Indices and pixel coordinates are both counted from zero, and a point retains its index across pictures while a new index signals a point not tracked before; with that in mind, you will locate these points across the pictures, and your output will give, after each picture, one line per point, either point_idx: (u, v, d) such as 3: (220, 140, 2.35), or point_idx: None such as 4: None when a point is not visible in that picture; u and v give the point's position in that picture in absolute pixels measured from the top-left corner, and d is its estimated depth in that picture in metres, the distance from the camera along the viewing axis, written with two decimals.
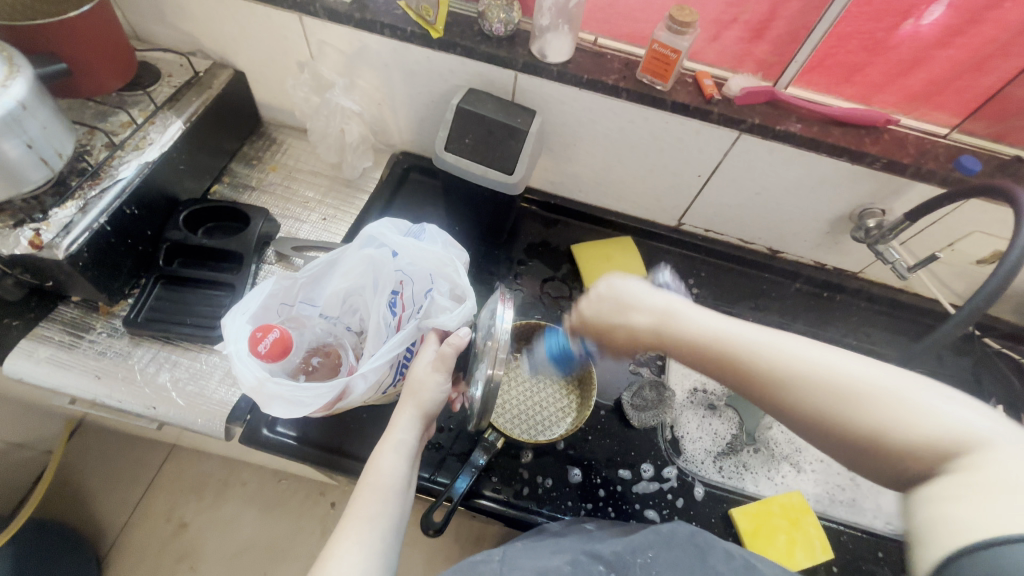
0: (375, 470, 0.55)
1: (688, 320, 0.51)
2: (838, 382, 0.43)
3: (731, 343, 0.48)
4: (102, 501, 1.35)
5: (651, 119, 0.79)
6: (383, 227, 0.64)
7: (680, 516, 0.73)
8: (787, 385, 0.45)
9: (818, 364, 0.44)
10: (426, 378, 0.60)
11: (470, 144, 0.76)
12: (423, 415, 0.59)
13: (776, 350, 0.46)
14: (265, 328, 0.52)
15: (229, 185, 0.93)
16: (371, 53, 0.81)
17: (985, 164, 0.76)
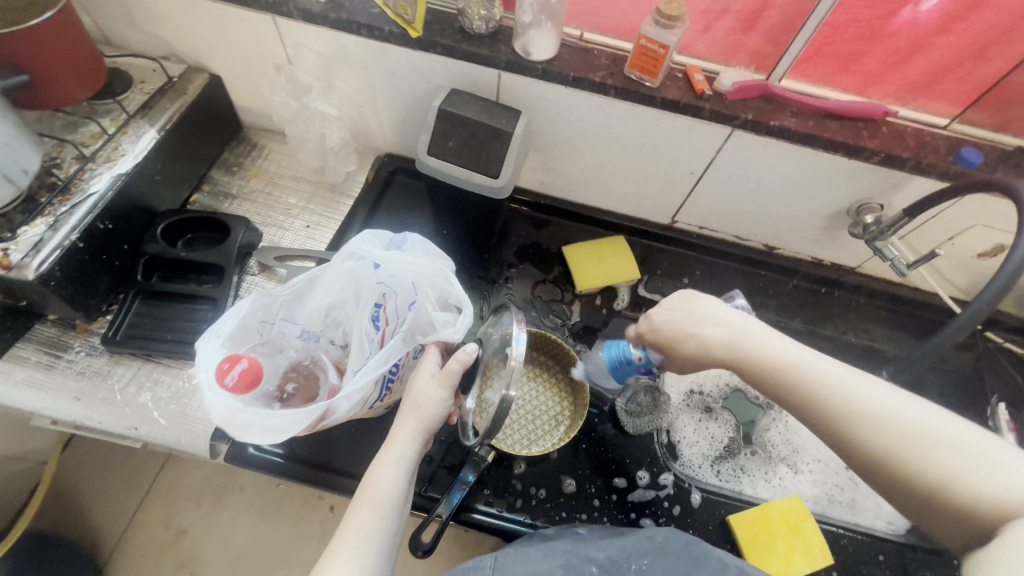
0: (374, 484, 0.53)
1: (765, 345, 0.50)
2: (914, 429, 0.42)
3: (807, 374, 0.47)
4: (97, 509, 1.26)
5: (641, 116, 0.76)
6: (362, 239, 0.61)
7: (676, 525, 0.72)
8: (861, 422, 0.43)
9: (896, 408, 0.43)
10: (429, 392, 0.58)
11: (453, 147, 0.73)
12: (424, 426, 0.56)
13: (852, 387, 0.45)
14: (231, 359, 0.51)
15: (209, 193, 0.90)
16: (350, 54, 0.78)
17: (987, 154, 0.73)
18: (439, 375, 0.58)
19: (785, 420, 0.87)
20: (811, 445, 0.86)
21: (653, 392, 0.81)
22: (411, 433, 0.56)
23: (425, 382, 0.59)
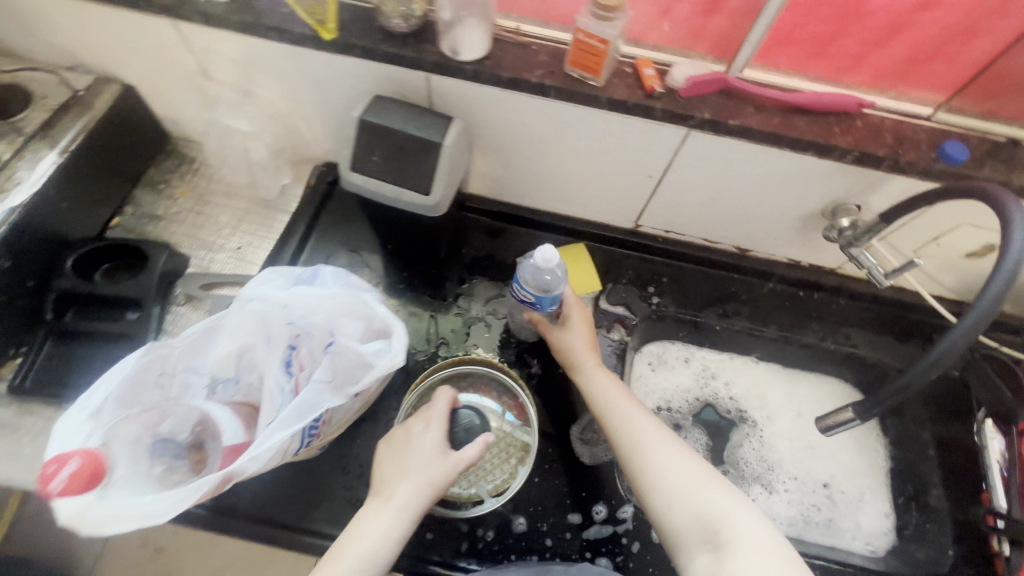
0: (362, 533, 0.54)
1: (601, 386, 0.66)
2: (668, 468, 0.57)
3: (617, 411, 0.63)
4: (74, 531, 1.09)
5: (588, 118, 0.68)
6: (263, 278, 0.55)
7: (635, 563, 0.67)
8: (638, 454, 0.58)
9: (662, 452, 0.58)
10: (433, 457, 0.59)
11: (378, 162, 0.66)
12: (433, 488, 0.57)
13: (643, 430, 0.60)
14: (59, 459, 0.43)
15: (133, 216, 0.83)
16: (264, 59, 0.70)
17: (976, 147, 0.65)
18: (454, 455, 0.59)
19: (758, 436, 0.83)
20: (786, 461, 0.81)
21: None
22: (417, 493, 0.56)
23: (433, 441, 0.60)
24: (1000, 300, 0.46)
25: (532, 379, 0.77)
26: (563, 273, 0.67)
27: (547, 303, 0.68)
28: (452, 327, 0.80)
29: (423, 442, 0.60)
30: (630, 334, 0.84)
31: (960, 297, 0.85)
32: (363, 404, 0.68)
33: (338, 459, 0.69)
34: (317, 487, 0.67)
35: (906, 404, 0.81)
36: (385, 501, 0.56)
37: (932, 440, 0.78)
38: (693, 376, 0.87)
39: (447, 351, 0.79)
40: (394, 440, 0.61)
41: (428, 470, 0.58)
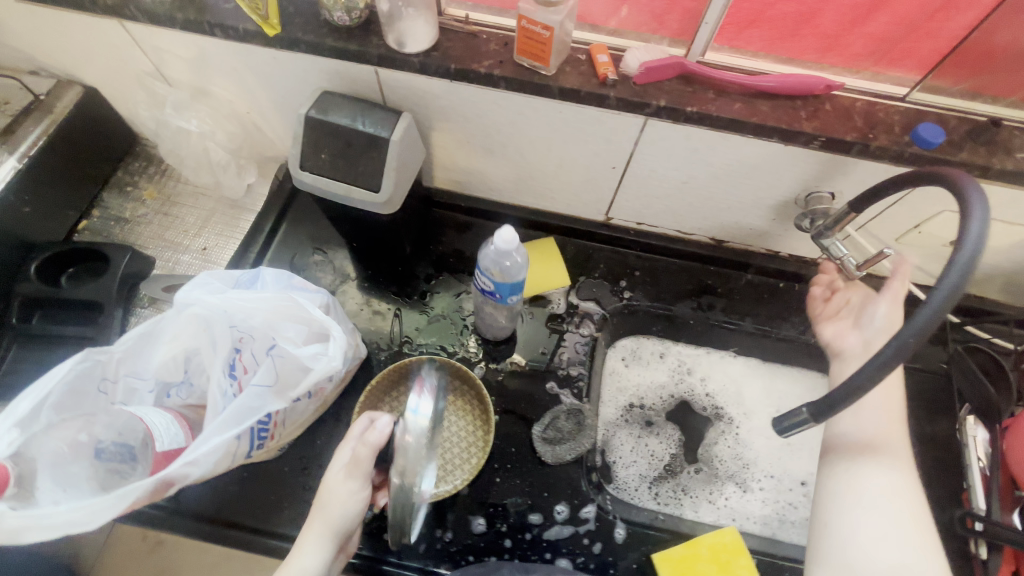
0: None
1: (880, 465, 0.56)
2: (875, 530, 0.53)
3: (883, 483, 0.55)
4: None
5: (543, 108, 0.66)
6: (199, 282, 0.54)
7: (596, 564, 0.66)
8: (842, 506, 0.55)
9: (880, 513, 0.54)
10: (339, 489, 0.56)
11: (327, 160, 0.64)
12: (347, 498, 0.56)
13: (894, 490, 0.55)
14: None
15: (100, 219, 0.83)
16: (215, 58, 0.69)
17: (956, 128, 0.60)
18: (346, 468, 0.56)
19: (734, 435, 0.80)
20: (762, 459, 0.79)
21: (575, 415, 0.75)
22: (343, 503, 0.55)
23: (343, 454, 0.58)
24: (950, 297, 0.41)
25: (499, 374, 0.77)
26: (524, 259, 0.64)
27: (506, 293, 0.65)
28: (416, 325, 0.80)
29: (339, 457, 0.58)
30: (600, 330, 0.82)
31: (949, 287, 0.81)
32: (321, 407, 0.68)
33: (297, 459, 0.69)
34: (277, 488, 0.68)
35: None
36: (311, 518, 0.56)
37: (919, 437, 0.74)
38: (668, 371, 0.84)
39: (411, 348, 0.78)
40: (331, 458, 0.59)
41: (342, 481, 0.56)
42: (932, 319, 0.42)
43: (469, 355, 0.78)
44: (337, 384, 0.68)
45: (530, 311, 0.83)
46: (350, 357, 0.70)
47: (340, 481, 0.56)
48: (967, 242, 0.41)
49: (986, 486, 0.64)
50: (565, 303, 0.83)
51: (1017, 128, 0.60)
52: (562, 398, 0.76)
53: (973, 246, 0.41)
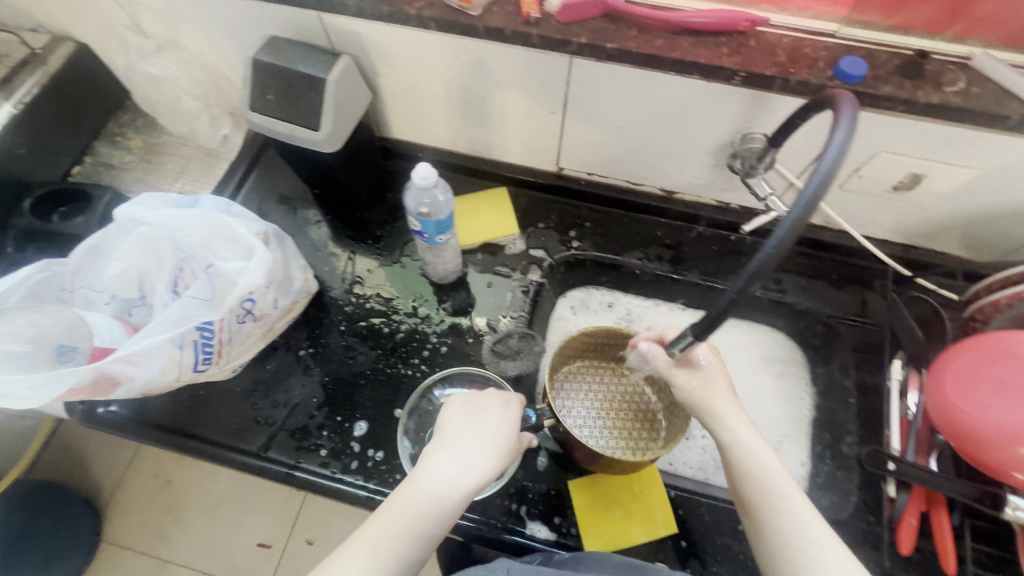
0: (416, 487, 0.51)
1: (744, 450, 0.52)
2: (804, 532, 0.47)
3: (760, 472, 0.50)
4: (95, 462, 1.20)
5: (476, 50, 0.68)
6: (140, 202, 0.61)
7: (516, 489, 0.69)
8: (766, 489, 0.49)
9: (794, 508, 0.48)
10: (496, 422, 0.56)
11: (272, 100, 0.69)
12: (499, 457, 0.54)
13: (779, 479, 0.50)
14: None
15: (92, 165, 0.91)
16: (180, 9, 0.74)
17: (886, 63, 0.59)
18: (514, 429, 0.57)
19: None
20: None
21: (527, 338, 0.80)
22: (490, 457, 0.53)
23: (506, 417, 0.57)
24: (808, 205, 0.40)
25: (443, 316, 0.82)
26: (446, 196, 0.68)
27: (433, 231, 0.68)
28: (367, 267, 0.85)
29: (498, 417, 0.57)
30: (546, 277, 0.85)
31: (904, 241, 0.79)
32: (269, 333, 0.74)
33: (248, 381, 0.76)
34: (228, 406, 0.74)
35: (834, 350, 0.78)
36: (453, 447, 0.53)
37: (853, 388, 0.75)
38: (615, 319, 0.85)
39: (361, 288, 0.83)
40: (471, 401, 0.58)
41: (499, 440, 0.55)
42: (790, 233, 0.41)
43: (417, 296, 0.83)
44: (283, 313, 0.74)
45: (481, 257, 0.86)
46: (298, 289, 0.75)
47: (495, 438, 0.55)
48: (829, 153, 0.42)
49: (904, 433, 0.65)
50: (513, 250, 0.87)
51: (947, 63, 0.58)
52: (504, 328, 0.81)
53: (833, 156, 0.41)
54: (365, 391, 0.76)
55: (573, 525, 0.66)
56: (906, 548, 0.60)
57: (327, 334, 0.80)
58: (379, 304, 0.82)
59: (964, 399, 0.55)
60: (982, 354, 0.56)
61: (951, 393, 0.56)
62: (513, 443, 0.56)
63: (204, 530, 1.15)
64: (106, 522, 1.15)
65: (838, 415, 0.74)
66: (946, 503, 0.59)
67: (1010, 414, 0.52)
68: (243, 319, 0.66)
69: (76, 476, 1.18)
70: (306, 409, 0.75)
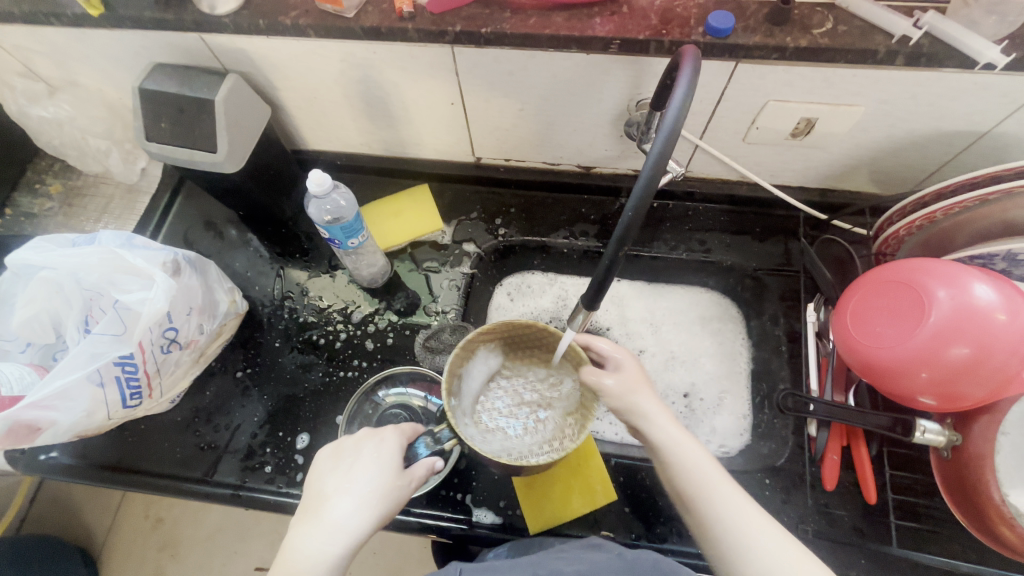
0: (289, 558, 0.46)
1: (681, 447, 0.50)
2: (786, 563, 0.43)
3: (693, 465, 0.49)
4: (85, 511, 1.19)
5: (358, 51, 0.67)
6: (34, 247, 0.62)
7: (460, 480, 0.69)
8: (693, 481, 0.48)
9: (728, 499, 0.47)
10: (373, 471, 0.51)
11: (167, 128, 0.68)
12: (377, 501, 0.50)
13: (709, 470, 0.49)
14: None
15: (12, 217, 0.89)
16: (65, 47, 0.73)
17: (757, 11, 0.58)
18: (398, 475, 0.52)
19: None
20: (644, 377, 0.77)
21: (461, 331, 0.81)
22: (360, 510, 0.49)
23: (380, 458, 0.52)
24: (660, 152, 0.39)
25: (378, 319, 0.82)
26: (349, 198, 0.70)
27: (340, 235, 0.68)
28: (298, 281, 0.86)
29: (371, 461, 0.52)
30: (477, 268, 0.86)
31: (818, 185, 0.79)
32: (201, 358, 0.74)
33: (189, 410, 0.76)
34: (169, 436, 0.75)
35: (763, 302, 0.79)
36: (319, 516, 0.48)
37: (784, 335, 0.76)
38: (551, 299, 0.86)
39: (293, 301, 0.84)
40: (338, 452, 0.53)
41: (373, 488, 0.50)
42: (644, 194, 0.41)
43: (348, 303, 0.84)
44: (212, 337, 0.74)
45: (410, 256, 0.87)
46: (224, 311, 0.75)
47: (373, 485, 0.50)
48: (672, 109, 0.41)
49: (823, 370, 0.68)
50: (442, 246, 0.87)
51: (817, 5, 0.58)
52: (436, 323, 0.82)
53: (676, 106, 0.40)
54: (306, 403, 0.77)
55: (517, 507, 0.68)
56: (833, 484, 0.62)
57: (262, 352, 0.80)
58: (312, 316, 0.83)
59: (866, 334, 0.56)
60: (874, 286, 0.57)
61: (853, 330, 0.57)
62: (394, 485, 0.51)
63: (201, 563, 1.15)
64: (103, 567, 1.16)
65: (773, 364, 0.75)
66: (864, 435, 0.62)
67: (904, 341, 0.53)
68: (168, 347, 0.66)
69: (67, 527, 1.18)
70: (248, 428, 0.75)
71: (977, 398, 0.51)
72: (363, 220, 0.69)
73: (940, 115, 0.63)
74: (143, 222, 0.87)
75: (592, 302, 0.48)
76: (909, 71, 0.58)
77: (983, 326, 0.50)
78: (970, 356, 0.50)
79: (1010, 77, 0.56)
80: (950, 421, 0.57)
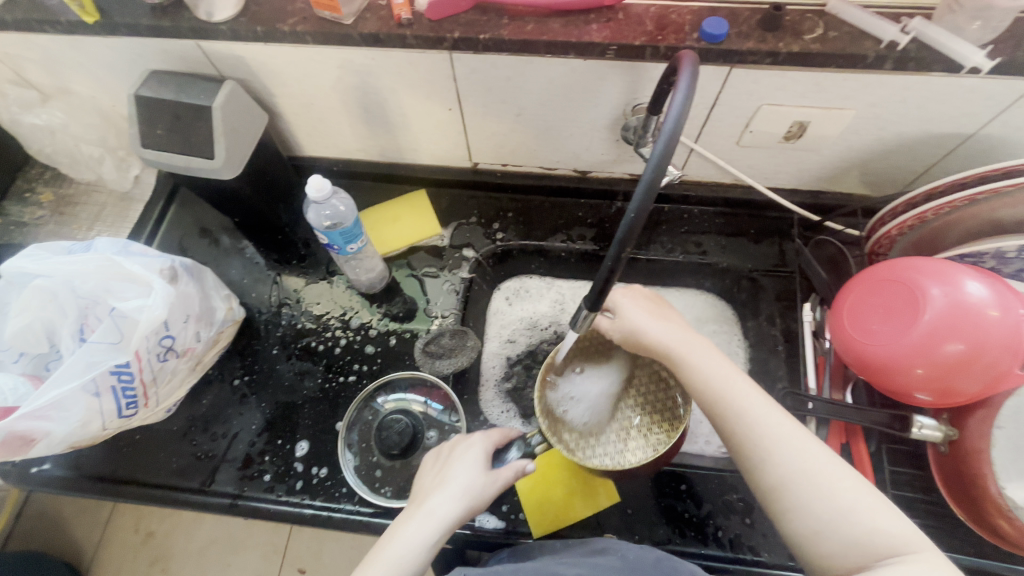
0: (389, 537, 0.50)
1: (702, 365, 0.54)
2: (817, 475, 0.45)
3: (721, 383, 0.52)
4: (73, 525, 1.17)
5: (357, 58, 0.67)
6: (29, 255, 0.61)
7: None
8: (720, 395, 0.52)
9: (756, 408, 0.50)
10: (467, 465, 0.56)
11: (163, 135, 0.68)
12: (468, 497, 0.53)
13: (737, 384, 0.52)
14: None
15: (2, 226, 0.88)
16: (59, 55, 0.73)
17: (749, 18, 0.60)
18: (488, 471, 0.56)
19: None
20: None
21: (460, 335, 0.81)
22: (451, 499, 0.53)
23: (469, 459, 0.57)
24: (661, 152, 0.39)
25: (376, 326, 0.82)
26: (347, 204, 0.70)
27: (339, 240, 0.68)
28: (296, 287, 0.85)
29: (465, 461, 0.57)
30: (475, 272, 0.86)
31: (810, 187, 0.81)
32: (198, 367, 0.73)
33: (184, 420, 0.75)
34: (166, 446, 0.74)
35: (760, 303, 0.80)
36: (420, 507, 0.53)
37: (780, 335, 0.77)
38: (548, 303, 0.87)
39: (290, 308, 0.83)
40: (440, 455, 0.60)
41: (466, 483, 0.54)
42: (646, 196, 0.41)
43: (347, 309, 0.83)
44: (209, 345, 0.73)
45: (408, 262, 0.87)
46: (222, 318, 0.74)
47: (466, 482, 0.54)
48: (672, 111, 0.41)
49: (820, 370, 0.69)
50: (440, 251, 0.87)
51: (808, 12, 0.60)
52: (436, 327, 0.82)
53: (677, 109, 0.40)
54: (305, 410, 0.76)
55: (520, 511, 0.67)
56: None
57: (260, 359, 0.80)
58: (310, 323, 0.82)
59: (862, 332, 0.57)
60: (869, 285, 0.58)
61: (850, 328, 0.58)
62: (485, 483, 0.55)
63: None
64: None
65: (770, 364, 0.77)
66: (862, 433, 0.64)
67: (899, 339, 0.54)
68: (164, 356, 0.66)
69: (55, 543, 1.15)
70: (246, 437, 0.74)
71: (973, 392, 0.52)
72: (362, 225, 0.69)
73: (927, 118, 0.64)
74: (137, 229, 0.86)
75: (595, 303, 0.48)
76: (898, 75, 0.59)
77: (976, 322, 0.51)
78: (964, 351, 0.51)
79: (995, 80, 0.58)
80: (946, 416, 0.58)
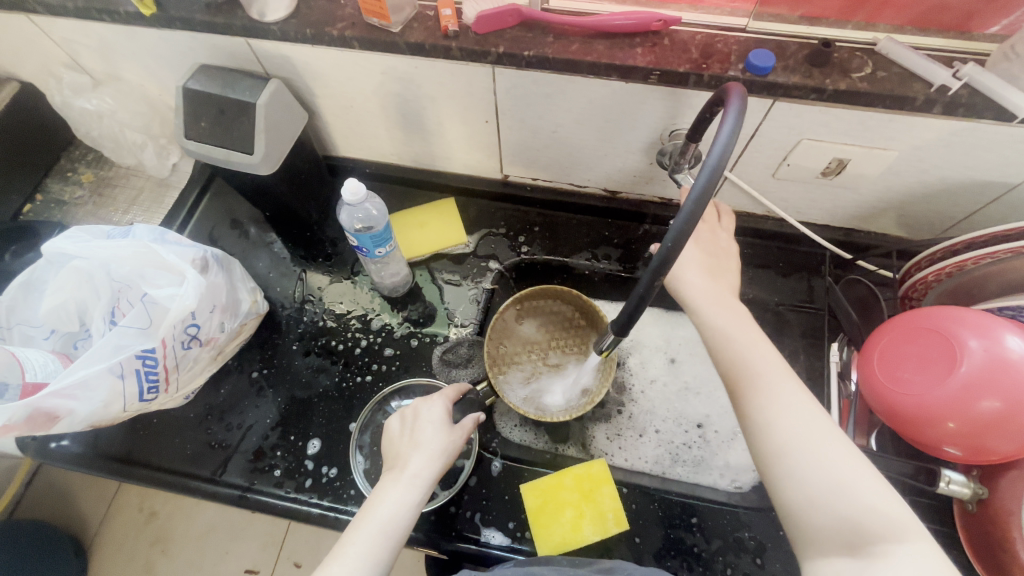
0: (376, 503, 0.53)
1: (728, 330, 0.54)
2: (810, 445, 0.46)
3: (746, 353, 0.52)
4: (80, 498, 1.19)
5: (401, 65, 0.68)
6: (70, 237, 0.63)
7: (470, 497, 0.69)
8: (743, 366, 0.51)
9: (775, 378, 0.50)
10: (433, 428, 0.60)
11: (206, 127, 0.69)
12: (443, 457, 0.57)
13: (760, 356, 0.52)
14: None
15: (43, 203, 0.90)
16: (114, 44, 0.75)
17: (796, 52, 0.59)
18: (450, 428, 0.60)
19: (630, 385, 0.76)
20: (660, 405, 0.75)
21: (477, 345, 0.81)
22: (428, 460, 0.56)
23: (436, 420, 0.60)
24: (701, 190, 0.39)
25: (396, 329, 0.82)
26: (378, 208, 0.71)
27: (368, 243, 0.69)
28: (320, 284, 0.86)
29: (433, 422, 0.60)
30: (497, 283, 0.86)
31: (844, 225, 0.80)
32: (219, 357, 0.74)
33: (201, 408, 0.76)
34: (181, 432, 0.75)
35: (785, 337, 0.79)
36: (402, 471, 0.55)
37: (803, 373, 0.76)
38: None
39: (313, 305, 0.84)
40: (404, 419, 0.62)
41: (437, 444, 0.58)
42: (683, 231, 0.40)
43: (368, 310, 0.84)
44: (231, 336, 0.74)
45: (431, 268, 0.87)
46: (246, 311, 0.75)
47: (439, 444, 0.58)
48: (718, 144, 0.41)
49: (845, 414, 0.68)
50: (463, 259, 0.87)
51: (857, 50, 0.59)
52: (455, 335, 0.82)
53: (723, 143, 0.40)
54: (319, 408, 0.76)
55: (527, 529, 0.67)
56: None
57: (279, 353, 0.80)
58: (331, 321, 0.83)
59: (893, 379, 0.55)
60: (905, 331, 0.56)
61: (881, 376, 0.56)
62: (451, 438, 0.59)
63: (192, 562, 1.13)
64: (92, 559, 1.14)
65: None
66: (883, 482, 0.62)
67: (932, 390, 0.53)
68: (189, 344, 0.67)
69: (60, 514, 1.17)
70: (260, 430, 0.75)
71: (1006, 451, 0.51)
72: (392, 230, 0.70)
73: (972, 165, 0.63)
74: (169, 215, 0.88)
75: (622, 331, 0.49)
76: (946, 120, 0.58)
77: (1015, 379, 0.49)
78: (1000, 409, 0.49)
79: None
80: (975, 473, 0.56)
